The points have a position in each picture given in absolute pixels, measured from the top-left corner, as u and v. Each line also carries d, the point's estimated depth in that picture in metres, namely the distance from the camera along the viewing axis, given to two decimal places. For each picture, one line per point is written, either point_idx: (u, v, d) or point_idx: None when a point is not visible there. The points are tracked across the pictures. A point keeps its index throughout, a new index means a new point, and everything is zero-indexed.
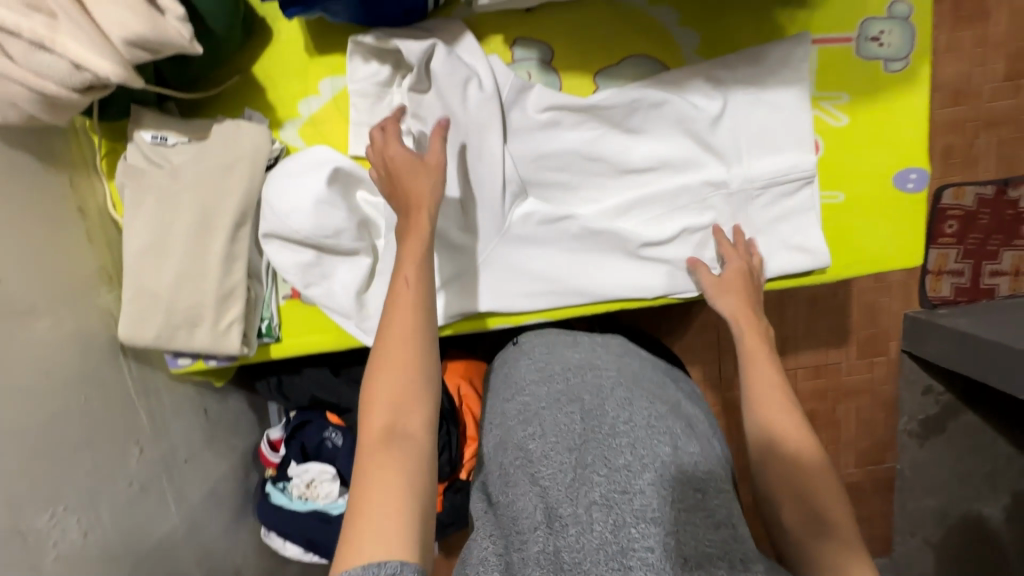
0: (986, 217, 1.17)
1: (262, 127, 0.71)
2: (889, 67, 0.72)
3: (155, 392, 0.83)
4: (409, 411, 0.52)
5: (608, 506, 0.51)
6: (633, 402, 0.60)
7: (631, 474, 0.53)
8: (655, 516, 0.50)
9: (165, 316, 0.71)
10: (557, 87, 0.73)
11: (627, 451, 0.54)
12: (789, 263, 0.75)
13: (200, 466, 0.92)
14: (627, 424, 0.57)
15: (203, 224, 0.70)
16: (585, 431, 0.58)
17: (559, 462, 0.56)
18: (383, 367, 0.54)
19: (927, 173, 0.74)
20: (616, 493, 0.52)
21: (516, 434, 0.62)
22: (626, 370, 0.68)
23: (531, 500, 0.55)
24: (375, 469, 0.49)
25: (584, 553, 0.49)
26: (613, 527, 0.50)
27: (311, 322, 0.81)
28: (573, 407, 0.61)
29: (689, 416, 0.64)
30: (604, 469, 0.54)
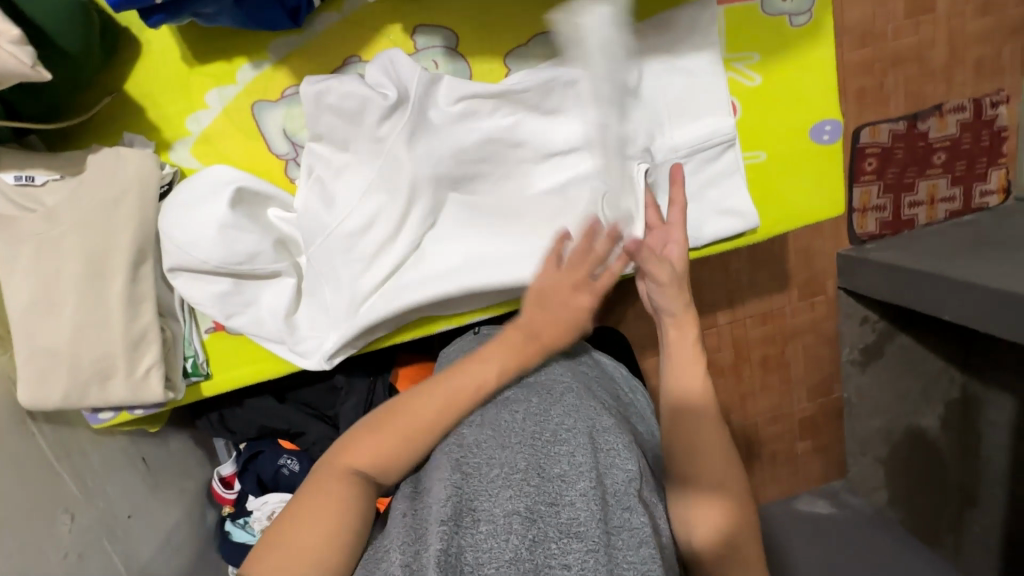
0: (900, 151, 1.22)
1: (148, 151, 0.64)
2: (794, 21, 0.71)
3: (77, 451, 0.77)
4: (388, 458, 0.60)
5: (530, 519, 0.52)
6: (580, 409, 0.61)
7: (565, 486, 0.54)
8: (577, 530, 0.51)
9: (70, 374, 0.64)
10: (467, 74, 0.69)
11: (564, 461, 0.56)
12: (718, 229, 0.76)
13: (148, 518, 0.86)
14: (569, 431, 0.58)
15: (96, 268, 0.62)
16: (526, 435, 0.58)
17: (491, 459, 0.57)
18: (389, 420, 0.61)
19: (841, 123, 0.75)
20: (543, 505, 0.53)
21: (458, 418, 0.63)
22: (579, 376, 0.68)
23: (448, 488, 0.54)
24: (324, 488, 0.56)
25: (494, 557, 0.50)
26: (530, 542, 0.51)
27: (241, 353, 0.75)
28: (518, 407, 0.62)
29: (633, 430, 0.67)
30: (536, 479, 0.54)
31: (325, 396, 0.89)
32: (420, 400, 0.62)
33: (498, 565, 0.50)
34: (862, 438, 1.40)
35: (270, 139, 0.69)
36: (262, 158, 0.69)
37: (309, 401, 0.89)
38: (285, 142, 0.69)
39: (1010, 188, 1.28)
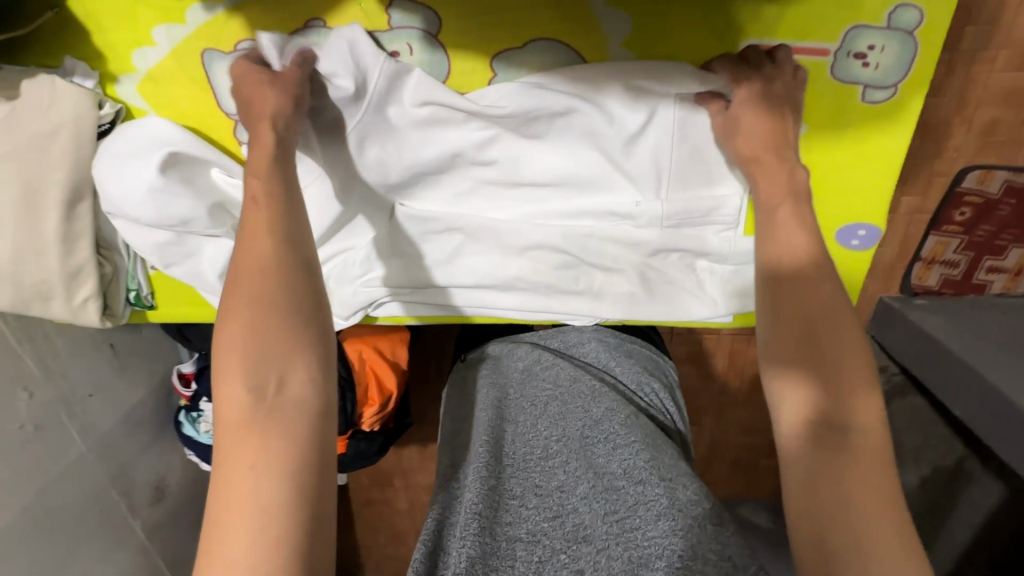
0: (1007, 208, 0.90)
1: (84, 89, 0.59)
2: (869, 95, 0.55)
3: (44, 338, 0.83)
4: (269, 346, 0.45)
5: (535, 541, 0.51)
6: (568, 416, 0.62)
7: (565, 496, 0.54)
8: (587, 534, 0.50)
9: (14, 288, 0.67)
10: (443, 70, 0.59)
11: (559, 472, 0.56)
12: (689, 309, 0.67)
13: (110, 397, 0.96)
14: (560, 441, 0.59)
15: (30, 199, 0.62)
16: (517, 457, 0.60)
17: (480, 467, 0.56)
18: (237, 307, 0.46)
19: (880, 232, 0.62)
20: (545, 520, 0.52)
21: (454, 457, 0.66)
22: (570, 376, 0.68)
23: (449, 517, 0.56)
24: (236, 445, 0.42)
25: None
26: (540, 563, 0.49)
27: (184, 294, 0.77)
28: (508, 427, 0.64)
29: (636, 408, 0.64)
30: (534, 500, 0.55)
31: None
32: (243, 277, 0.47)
33: None
34: None
35: (219, 96, 0.62)
36: (210, 113, 0.63)
37: None
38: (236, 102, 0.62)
39: None
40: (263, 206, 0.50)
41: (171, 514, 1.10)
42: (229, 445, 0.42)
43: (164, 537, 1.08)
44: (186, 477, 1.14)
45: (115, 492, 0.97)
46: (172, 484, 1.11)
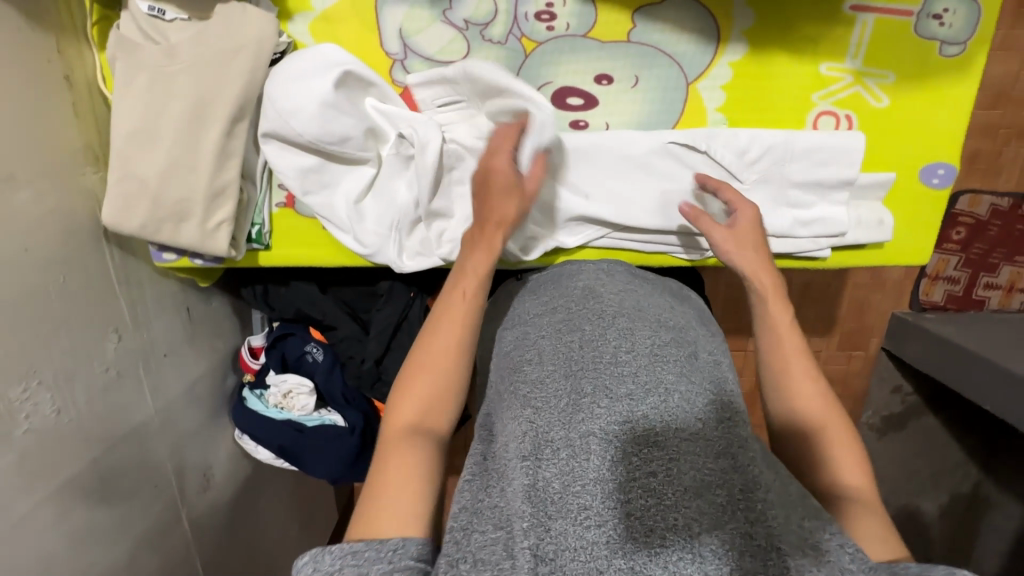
0: (994, 228, 1.34)
1: (270, 15, 0.65)
2: (944, 50, 0.67)
3: (137, 284, 0.82)
4: (436, 405, 0.57)
5: (607, 440, 0.50)
6: (635, 328, 0.61)
7: (637, 401, 0.52)
8: (659, 441, 0.49)
9: (152, 205, 0.68)
10: (591, 20, 0.68)
11: (631, 377, 0.54)
12: (800, 243, 0.74)
13: (179, 363, 0.92)
14: (630, 349, 0.58)
15: (198, 111, 0.65)
16: (587, 357, 0.58)
17: (556, 387, 0.56)
18: (435, 346, 0.59)
19: (956, 170, 0.72)
20: (618, 422, 0.51)
21: (514, 358, 0.64)
22: (633, 300, 0.67)
23: (522, 424, 0.54)
24: (395, 449, 0.54)
25: (577, 478, 0.48)
26: (612, 465, 0.48)
27: (302, 235, 0.78)
28: (572, 334, 0.62)
29: (695, 343, 0.64)
30: (606, 399, 0.53)
31: (365, 300, 0.94)
32: (445, 321, 0.61)
33: (580, 487, 0.48)
34: None
35: (383, 35, 0.70)
36: (372, 52, 0.70)
37: (348, 299, 0.93)
38: (398, 42, 0.70)
39: None
40: (475, 265, 0.64)
41: (212, 509, 1.01)
42: (390, 444, 0.55)
43: (202, 534, 0.98)
44: (230, 470, 1.06)
45: (170, 469, 0.90)
46: (217, 475, 1.02)
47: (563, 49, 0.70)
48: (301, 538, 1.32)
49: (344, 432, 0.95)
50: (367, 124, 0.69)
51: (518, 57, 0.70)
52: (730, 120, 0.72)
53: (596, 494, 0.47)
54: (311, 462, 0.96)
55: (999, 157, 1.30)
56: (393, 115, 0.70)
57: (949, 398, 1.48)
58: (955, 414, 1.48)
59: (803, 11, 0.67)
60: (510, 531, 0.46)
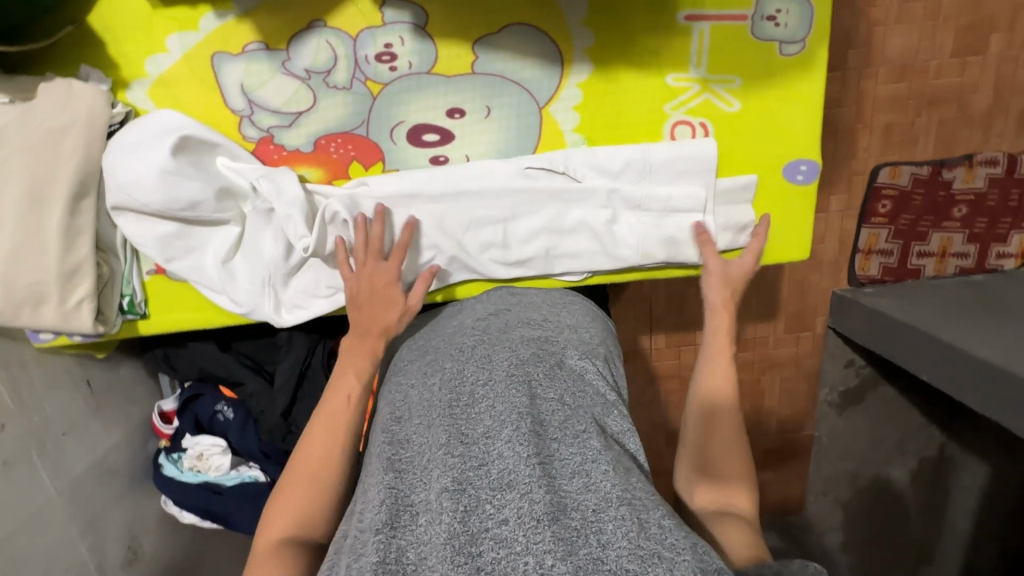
0: (918, 197, 1.35)
1: (98, 89, 0.65)
2: (785, 50, 0.67)
3: (20, 366, 0.80)
4: (311, 518, 0.58)
5: (459, 490, 0.47)
6: (493, 358, 0.59)
7: (489, 441, 0.50)
8: (510, 479, 0.46)
9: (3, 294, 0.65)
10: (432, 55, 0.68)
11: (485, 416, 0.52)
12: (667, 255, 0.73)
13: (85, 438, 0.90)
14: (485, 385, 0.55)
15: (36, 194, 0.64)
16: (444, 404, 0.55)
17: (420, 443, 0.53)
18: (308, 461, 0.60)
19: (818, 165, 0.72)
20: (471, 468, 0.48)
21: (384, 418, 0.60)
22: (498, 325, 0.66)
23: (381, 493, 0.50)
24: (262, 566, 0.54)
25: (432, 544, 0.45)
26: (464, 512, 0.45)
27: (179, 300, 0.77)
28: (435, 378, 0.60)
29: (564, 355, 0.62)
30: (460, 445, 0.50)
31: (268, 351, 0.92)
32: (321, 432, 0.62)
33: (434, 552, 0.44)
34: (826, 477, 1.59)
35: (226, 93, 0.69)
36: (217, 112, 0.69)
37: (249, 353, 0.92)
38: (241, 98, 0.69)
39: None
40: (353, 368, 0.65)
41: None
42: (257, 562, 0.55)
43: None
44: (164, 536, 1.04)
45: (84, 548, 0.88)
46: (147, 545, 1.00)
47: (409, 87, 0.69)
48: None
49: (265, 487, 0.95)
50: (218, 185, 0.68)
51: (365, 101, 0.70)
52: (589, 140, 0.71)
53: (445, 554, 0.43)
54: (236, 520, 0.95)
55: (913, 128, 1.31)
56: (243, 170, 0.68)
57: (898, 370, 1.48)
58: (907, 384, 1.48)
59: (640, 26, 0.67)
60: None
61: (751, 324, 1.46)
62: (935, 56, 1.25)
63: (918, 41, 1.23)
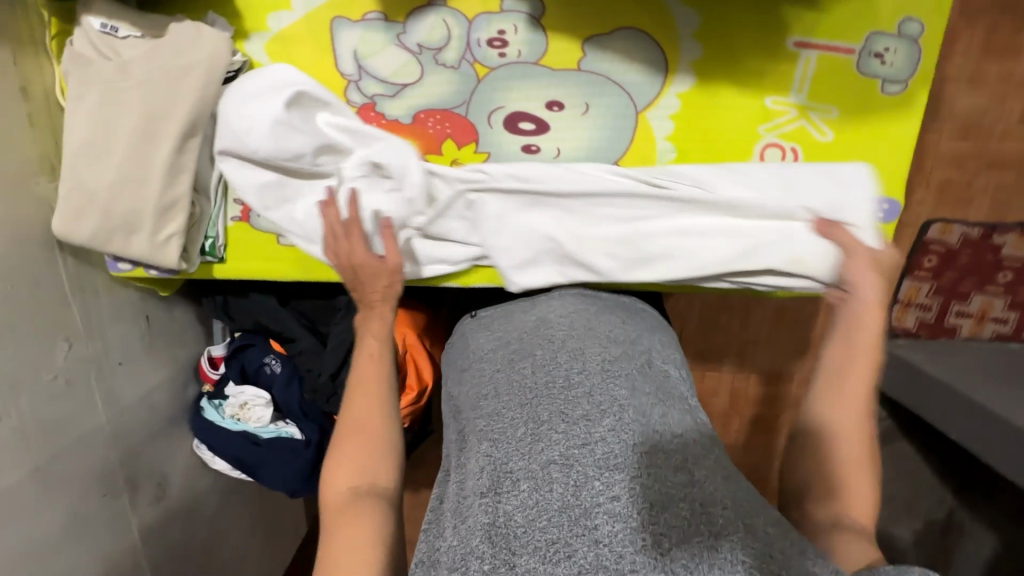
0: (965, 256, 1.33)
1: (224, 34, 0.67)
2: (887, 88, 0.69)
3: (92, 291, 0.82)
4: (375, 465, 0.60)
5: (568, 465, 0.52)
6: (585, 350, 0.63)
7: (591, 425, 0.55)
8: (617, 461, 0.51)
9: (101, 218, 0.69)
10: (543, 48, 0.70)
11: (586, 403, 0.57)
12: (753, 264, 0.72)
13: (136, 371, 0.92)
14: (580, 374, 0.60)
15: (150, 127, 0.66)
16: (540, 388, 0.60)
17: (518, 418, 0.59)
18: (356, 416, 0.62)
19: (900, 205, 0.73)
20: (576, 448, 0.54)
21: (472, 395, 0.66)
22: (583, 321, 0.69)
23: (482, 460, 0.57)
24: (345, 518, 0.56)
25: (542, 511, 0.50)
26: (575, 487, 0.51)
27: (256, 250, 0.79)
28: (524, 361, 0.64)
29: (649, 354, 0.65)
30: (562, 426, 0.55)
31: (325, 314, 0.94)
32: (359, 383, 0.64)
33: (548, 518, 0.50)
34: None
35: (339, 57, 0.71)
36: (328, 74, 0.72)
37: (307, 312, 0.94)
38: (352, 64, 0.71)
39: None
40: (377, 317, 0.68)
41: (166, 522, 1.00)
42: (335, 518, 0.57)
43: (154, 545, 0.98)
44: (188, 480, 1.06)
45: (120, 479, 0.89)
46: (173, 487, 1.02)
47: (514, 75, 0.71)
48: (264, 548, 1.32)
49: (299, 446, 0.96)
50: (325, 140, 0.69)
51: (470, 82, 0.72)
52: (679, 149, 0.73)
53: (560, 522, 0.49)
54: (267, 474, 0.97)
55: (969, 188, 1.31)
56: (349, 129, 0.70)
57: (923, 426, 1.47)
58: (931, 443, 1.46)
59: (749, 46, 0.68)
60: (472, 564, 0.50)
61: (782, 360, 1.46)
62: (1002, 120, 1.26)
63: (987, 103, 1.25)
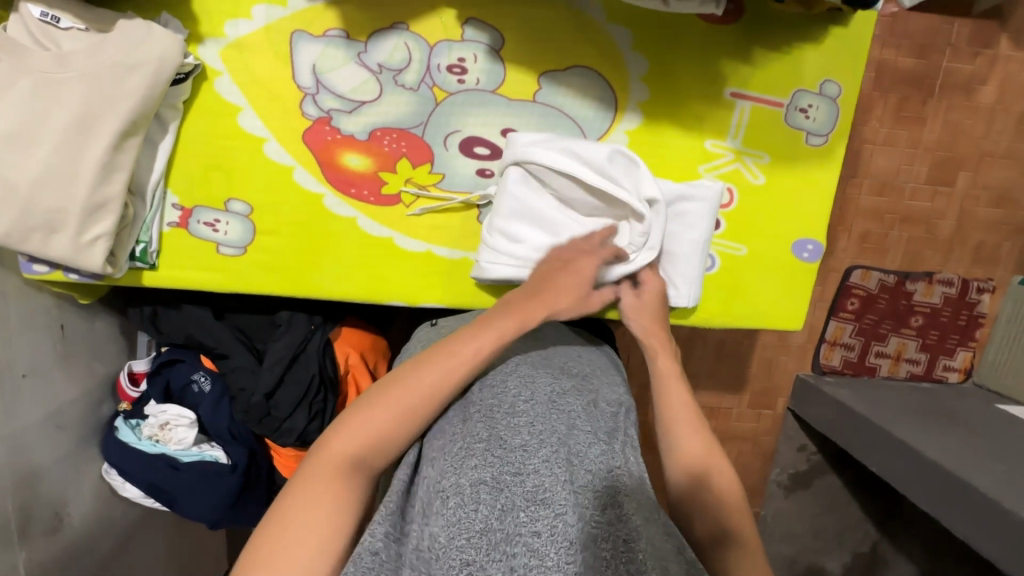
0: (882, 300, 1.45)
1: (177, 35, 0.65)
2: (811, 139, 0.76)
3: (2, 294, 0.75)
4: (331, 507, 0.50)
5: (497, 490, 0.49)
6: (535, 380, 0.62)
7: (526, 454, 0.51)
8: (545, 495, 0.48)
9: (19, 214, 0.63)
10: (500, 78, 0.72)
11: (525, 432, 0.53)
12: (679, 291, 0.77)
13: (44, 384, 0.84)
14: (527, 401, 0.57)
15: (84, 122, 0.63)
16: (485, 409, 0.57)
17: (457, 437, 0.56)
18: (341, 445, 0.53)
19: (822, 246, 0.79)
20: (508, 474, 0.50)
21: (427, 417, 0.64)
22: (540, 353, 0.69)
23: (422, 485, 0.53)
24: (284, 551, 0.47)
25: (463, 529, 0.47)
26: (501, 512, 0.48)
27: (193, 258, 0.75)
28: (476, 383, 0.63)
29: (596, 391, 0.64)
30: (498, 450, 0.52)
31: (264, 330, 0.91)
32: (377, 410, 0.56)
33: (467, 542, 0.46)
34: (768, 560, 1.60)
35: (296, 69, 0.71)
36: (284, 84, 0.71)
37: (245, 328, 0.90)
38: (310, 77, 0.71)
39: (971, 372, 1.51)
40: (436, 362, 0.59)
41: (66, 555, 0.89)
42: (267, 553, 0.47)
43: None
44: (93, 509, 0.96)
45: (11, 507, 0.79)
46: (75, 516, 0.91)
47: (472, 100, 0.73)
48: None
49: (225, 470, 0.89)
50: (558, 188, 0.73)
51: (428, 105, 0.73)
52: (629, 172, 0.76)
53: (480, 545, 0.46)
54: (185, 501, 0.89)
55: (886, 238, 1.44)
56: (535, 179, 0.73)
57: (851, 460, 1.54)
58: (858, 477, 1.53)
59: (692, 92, 0.74)
60: None
61: (722, 393, 1.52)
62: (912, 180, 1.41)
63: (900, 163, 1.39)
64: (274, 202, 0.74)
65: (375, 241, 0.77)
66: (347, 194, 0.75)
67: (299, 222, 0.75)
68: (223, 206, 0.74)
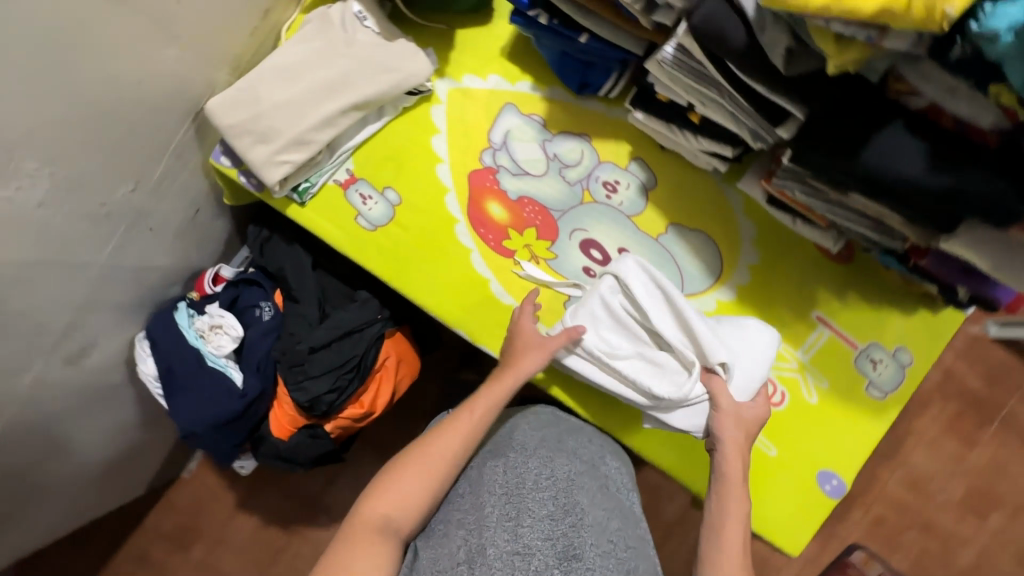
0: None
1: (429, 63, 0.85)
2: (870, 388, 0.82)
3: (184, 162, 0.91)
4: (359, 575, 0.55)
5: (533, 553, 0.60)
6: (554, 461, 0.70)
7: (555, 524, 0.63)
8: (576, 553, 0.60)
9: (250, 118, 0.79)
10: (639, 209, 0.86)
11: (550, 505, 0.65)
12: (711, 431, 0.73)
13: (154, 244, 0.95)
14: (548, 480, 0.68)
15: (337, 86, 0.81)
16: (512, 484, 0.67)
17: (488, 507, 0.64)
18: (362, 526, 0.59)
19: (845, 488, 0.81)
20: (541, 537, 0.61)
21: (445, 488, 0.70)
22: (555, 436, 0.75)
23: (459, 542, 0.61)
24: None
25: None
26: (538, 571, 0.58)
27: (333, 213, 0.87)
28: (497, 460, 0.70)
29: (606, 477, 0.73)
30: (530, 519, 0.63)
31: (338, 300, 1.00)
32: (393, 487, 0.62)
33: None
34: None
35: (494, 126, 0.88)
36: (479, 131, 0.88)
37: (325, 289, 0.99)
38: (501, 137, 0.88)
39: None
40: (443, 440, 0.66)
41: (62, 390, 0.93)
42: None
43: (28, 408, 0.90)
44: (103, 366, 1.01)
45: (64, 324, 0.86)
46: (91, 361, 0.97)
47: (609, 214, 0.86)
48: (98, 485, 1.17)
49: (234, 393, 0.95)
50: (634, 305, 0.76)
51: (573, 199, 0.87)
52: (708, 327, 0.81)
53: None
54: (189, 399, 0.96)
55: (901, 534, 1.39)
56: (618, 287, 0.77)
57: None
58: None
59: (784, 298, 0.83)
60: None
61: None
62: (945, 492, 1.39)
63: (937, 470, 1.39)
64: (417, 205, 0.87)
65: (477, 278, 0.86)
66: (475, 229, 0.87)
67: (427, 230, 0.87)
68: (381, 189, 0.88)
